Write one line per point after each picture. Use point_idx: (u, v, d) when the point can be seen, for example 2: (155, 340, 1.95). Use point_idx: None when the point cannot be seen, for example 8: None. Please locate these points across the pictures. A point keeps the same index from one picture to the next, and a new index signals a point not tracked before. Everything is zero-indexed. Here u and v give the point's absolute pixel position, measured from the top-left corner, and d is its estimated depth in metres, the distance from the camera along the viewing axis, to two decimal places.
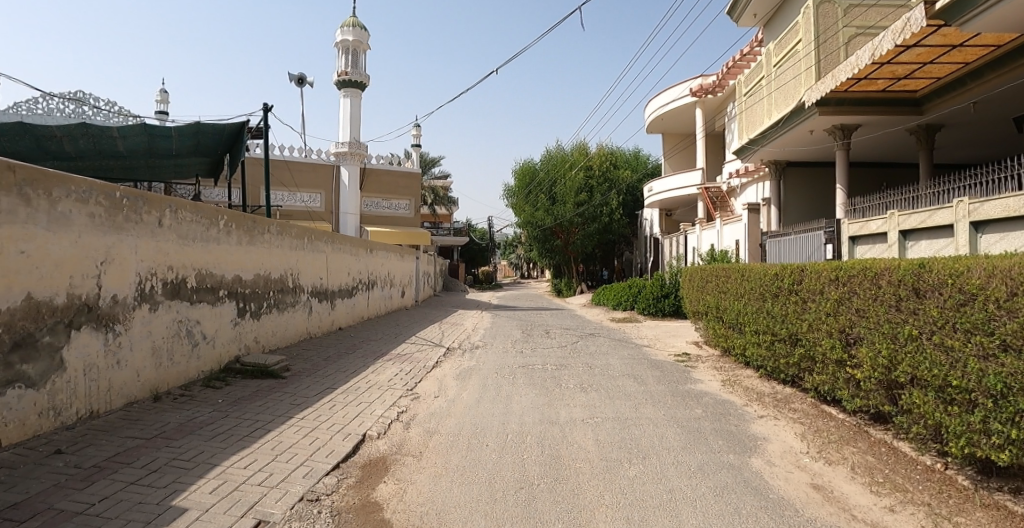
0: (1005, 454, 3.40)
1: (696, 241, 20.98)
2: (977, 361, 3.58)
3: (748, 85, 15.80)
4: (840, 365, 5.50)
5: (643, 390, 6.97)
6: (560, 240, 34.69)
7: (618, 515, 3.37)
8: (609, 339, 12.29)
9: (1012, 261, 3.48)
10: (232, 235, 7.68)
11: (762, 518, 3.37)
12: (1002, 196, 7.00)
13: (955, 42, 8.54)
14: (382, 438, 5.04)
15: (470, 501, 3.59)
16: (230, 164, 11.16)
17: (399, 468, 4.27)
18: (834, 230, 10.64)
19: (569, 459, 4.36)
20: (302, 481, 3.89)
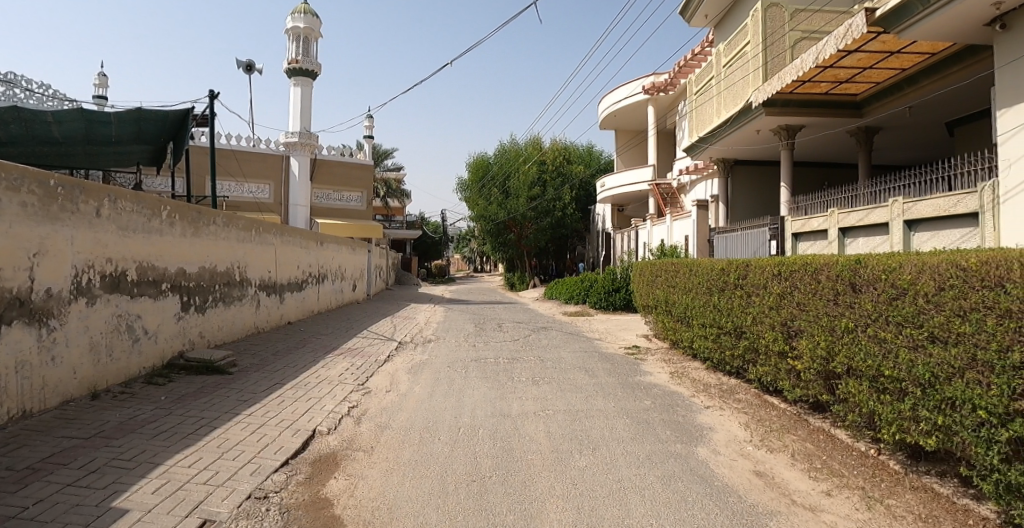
0: (932, 439, 3.59)
1: (647, 237, 21.37)
2: (908, 352, 3.77)
3: (699, 84, 16.15)
4: (782, 357, 5.71)
5: (594, 382, 7.06)
6: (513, 233, 34.70)
7: (569, 506, 3.40)
8: (561, 332, 12.45)
9: (939, 258, 3.64)
10: (175, 226, 7.41)
11: (707, 505, 3.48)
12: (933, 196, 7.51)
13: (893, 49, 8.96)
14: (332, 434, 4.95)
15: (422, 495, 3.57)
16: (174, 153, 10.75)
17: (350, 463, 4.20)
18: (778, 227, 11.04)
19: (521, 452, 4.38)
20: (249, 479, 3.78)
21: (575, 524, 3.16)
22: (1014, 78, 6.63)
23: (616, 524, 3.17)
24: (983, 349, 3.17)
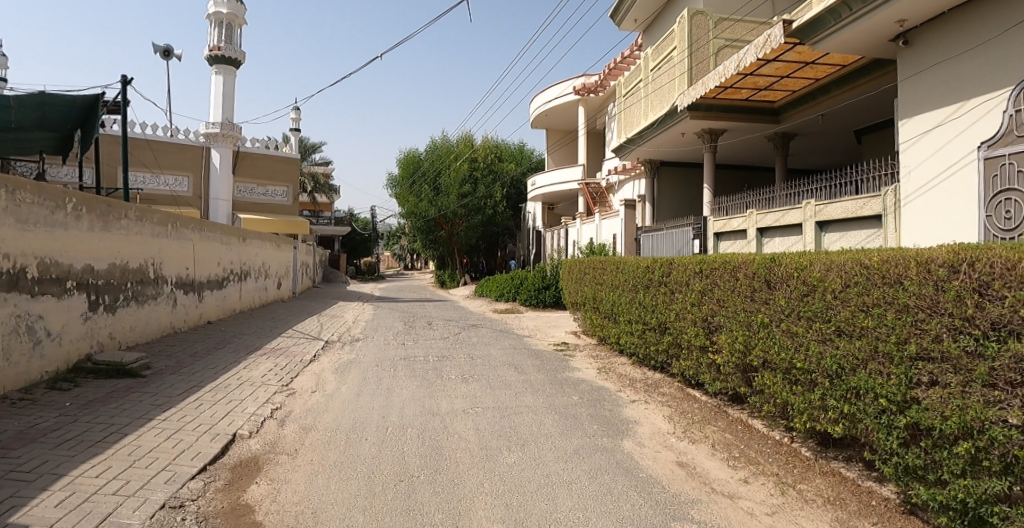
0: (839, 427, 3.84)
1: (577, 235, 21.75)
2: (818, 344, 4.02)
3: (627, 87, 16.58)
4: (703, 351, 5.96)
5: (522, 379, 7.13)
6: (444, 231, 34.43)
7: (497, 502, 3.42)
8: (490, 330, 12.50)
9: (845, 256, 3.89)
10: (82, 220, 6.93)
11: (631, 495, 3.59)
12: (842, 199, 8.23)
13: (808, 60, 9.52)
14: (254, 437, 4.76)
15: (348, 497, 3.49)
16: (82, 141, 10.03)
17: (272, 467, 4.06)
18: (701, 227, 11.56)
19: (449, 450, 4.37)
20: (164, 487, 3.58)
21: (502, 521, 3.18)
22: (915, 91, 7.20)
23: (544, 519, 3.21)
24: (884, 341, 3.41)
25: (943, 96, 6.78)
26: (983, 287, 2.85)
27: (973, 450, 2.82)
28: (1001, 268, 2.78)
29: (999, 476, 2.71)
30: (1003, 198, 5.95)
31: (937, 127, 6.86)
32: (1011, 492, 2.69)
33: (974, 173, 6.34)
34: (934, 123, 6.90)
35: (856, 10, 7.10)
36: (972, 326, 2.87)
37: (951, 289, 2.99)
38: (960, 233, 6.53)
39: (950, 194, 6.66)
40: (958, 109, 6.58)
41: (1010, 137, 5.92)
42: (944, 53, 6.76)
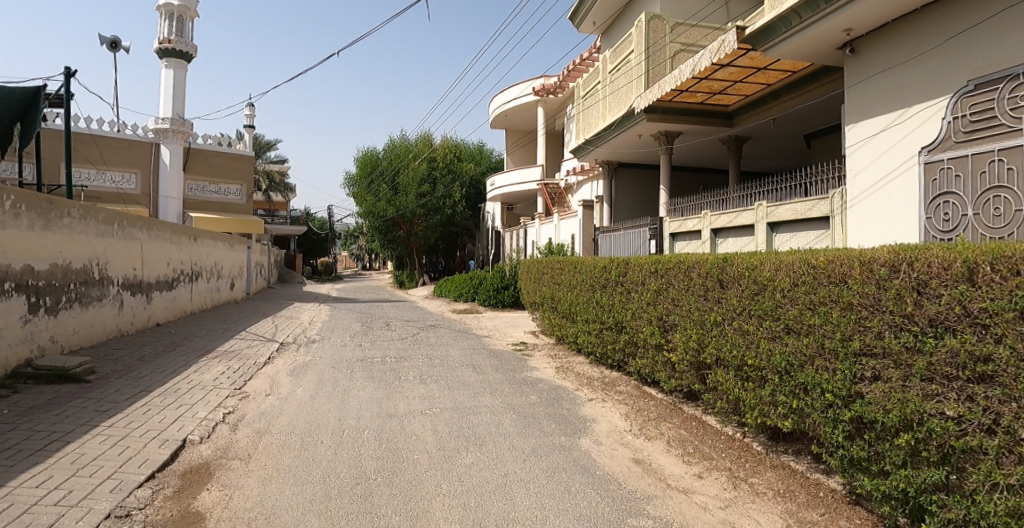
0: (788, 421, 3.96)
1: (535, 235, 21.80)
2: (768, 342, 4.14)
3: (586, 88, 16.74)
4: (659, 349, 6.07)
5: (481, 379, 7.13)
6: (402, 231, 33.68)
7: (455, 503, 3.41)
8: (448, 330, 12.44)
9: (793, 257, 4.02)
10: (21, 218, 6.61)
11: (588, 493, 3.62)
12: (792, 201, 8.51)
13: (760, 65, 9.80)
14: (205, 442, 4.63)
15: (304, 502, 3.43)
16: (22, 136, 9.55)
17: (224, 473, 3.95)
18: (657, 227, 11.84)
19: (406, 452, 4.33)
20: (109, 496, 3.44)
21: (460, 522, 3.17)
22: (860, 98, 7.51)
23: (501, 519, 3.21)
24: (829, 338, 3.54)
25: (887, 103, 7.09)
26: (921, 286, 2.98)
27: (914, 442, 2.94)
28: (938, 267, 2.91)
29: (937, 466, 2.84)
30: (940, 201, 6.43)
31: (881, 132, 7.16)
32: (948, 480, 2.81)
33: (916, 177, 6.72)
34: (878, 129, 7.22)
35: (805, 18, 7.39)
36: (912, 323, 3.00)
37: (892, 288, 3.12)
38: (904, 235, 6.88)
39: (894, 197, 7.00)
40: (901, 115, 6.90)
41: (947, 144, 6.36)
42: (889, 61, 7.05)
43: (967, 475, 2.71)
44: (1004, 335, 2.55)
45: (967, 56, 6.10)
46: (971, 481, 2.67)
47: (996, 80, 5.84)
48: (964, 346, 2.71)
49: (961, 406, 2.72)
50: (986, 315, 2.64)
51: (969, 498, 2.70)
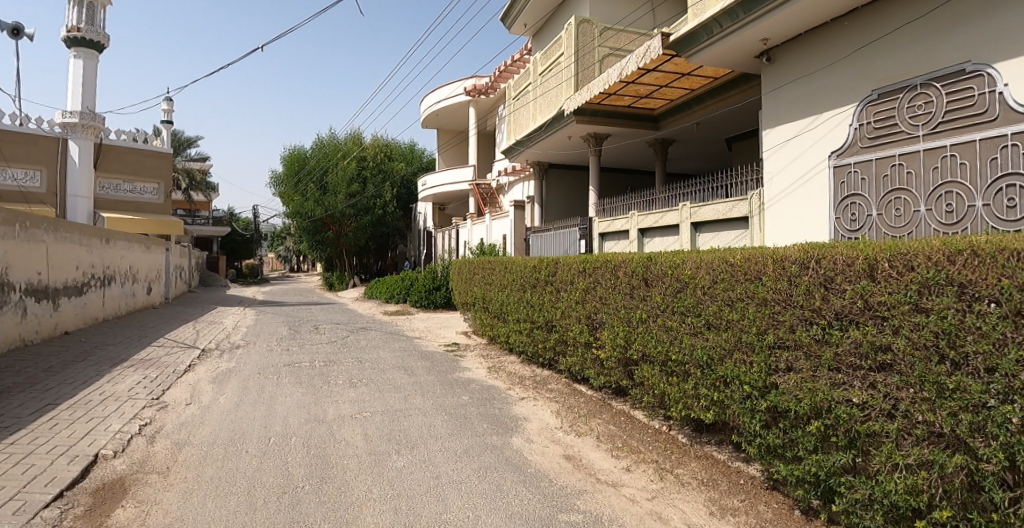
0: (710, 413, 4.13)
1: (467, 235, 21.61)
2: (690, 337, 4.30)
3: (518, 89, 16.84)
4: (588, 347, 6.20)
5: (412, 381, 7.09)
6: (331, 232, 32.41)
7: (385, 507, 3.38)
8: (379, 332, 12.25)
9: (711, 256, 4.18)
10: None
11: (520, 491, 3.66)
12: (714, 202, 8.87)
13: (685, 71, 10.13)
14: (119, 457, 4.38)
15: (227, 514, 3.31)
16: None
17: (140, 488, 3.75)
18: (587, 227, 12.16)
19: (335, 457, 4.25)
20: (11, 519, 3.21)
21: (391, 525, 3.15)
22: (776, 103, 7.89)
23: (432, 520, 3.21)
24: (746, 332, 3.72)
25: (801, 109, 7.49)
26: (828, 282, 3.17)
27: (824, 428, 3.13)
28: (843, 264, 3.10)
29: (845, 450, 3.03)
30: (848, 202, 6.88)
31: (795, 137, 7.58)
32: (854, 463, 3.01)
33: (826, 180, 7.15)
34: (793, 134, 7.61)
35: (725, 26, 7.64)
36: (820, 317, 3.19)
37: (802, 284, 3.31)
38: (816, 233, 7.31)
39: (807, 198, 7.42)
40: (813, 121, 7.31)
41: (854, 148, 6.81)
42: (802, 70, 7.45)
43: (871, 457, 2.91)
44: (901, 326, 2.75)
45: (871, 67, 6.55)
46: (874, 462, 2.86)
47: (897, 90, 6.30)
48: (866, 337, 2.91)
49: (865, 393, 2.92)
50: (884, 308, 2.84)
51: (873, 479, 2.90)
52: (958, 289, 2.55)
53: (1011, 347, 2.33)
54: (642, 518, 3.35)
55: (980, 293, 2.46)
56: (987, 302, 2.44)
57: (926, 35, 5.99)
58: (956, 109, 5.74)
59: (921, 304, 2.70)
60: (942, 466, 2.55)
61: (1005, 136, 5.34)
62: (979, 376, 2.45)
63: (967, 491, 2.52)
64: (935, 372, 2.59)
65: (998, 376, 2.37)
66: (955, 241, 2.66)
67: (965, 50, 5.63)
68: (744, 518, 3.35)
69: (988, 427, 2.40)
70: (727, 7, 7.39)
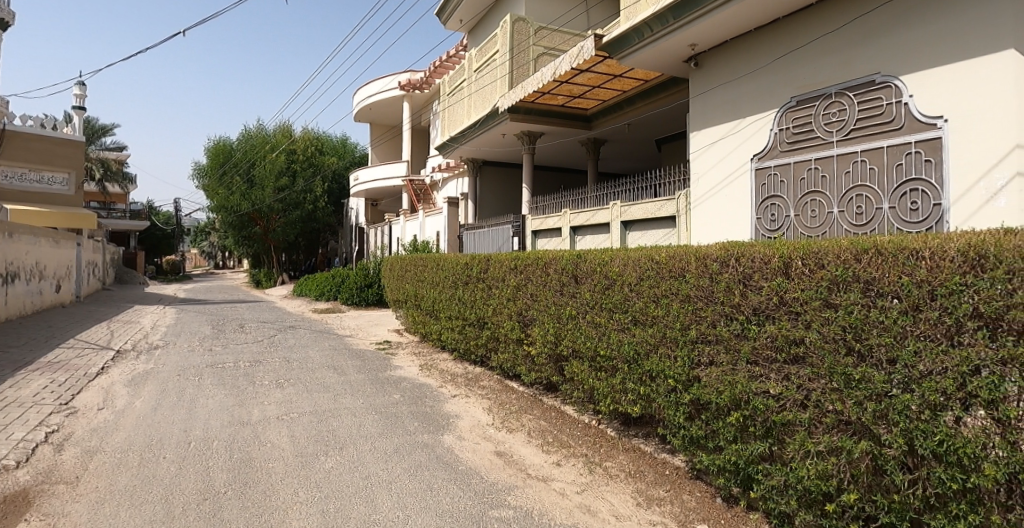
0: (637, 407, 4.25)
1: (399, 232, 21.07)
2: (618, 333, 4.40)
3: (451, 85, 16.62)
4: (519, 344, 6.26)
5: (341, 380, 6.97)
6: (259, 227, 30.78)
7: (313, 510, 3.31)
8: (308, 331, 11.93)
9: (638, 254, 4.29)
10: None
11: (451, 488, 3.67)
12: (642, 202, 9.15)
13: (616, 72, 10.32)
14: (22, 467, 4.08)
15: (142, 524, 3.15)
16: None
17: (46, 500, 3.51)
18: (520, 224, 12.31)
19: (260, 461, 4.12)
20: None
21: None
22: (701, 107, 8.17)
23: (361, 522, 3.18)
24: (670, 328, 3.84)
25: (725, 112, 7.77)
26: (746, 279, 3.31)
27: (743, 419, 3.27)
28: (759, 262, 3.25)
29: (761, 439, 3.19)
30: (768, 203, 7.21)
31: (719, 140, 7.86)
32: (770, 451, 3.16)
33: (748, 182, 7.44)
34: (718, 137, 7.89)
35: (655, 30, 7.80)
36: (739, 312, 3.33)
37: (722, 281, 3.44)
38: (738, 232, 7.63)
39: (730, 199, 7.71)
40: (737, 125, 7.60)
41: (774, 152, 7.13)
42: (727, 76, 7.74)
43: (785, 446, 3.06)
44: (813, 321, 2.90)
45: (791, 75, 6.88)
46: (788, 450, 3.01)
47: (814, 98, 6.64)
48: (781, 331, 3.06)
49: (779, 385, 3.07)
50: (798, 303, 2.99)
51: (788, 466, 3.05)
52: (863, 286, 2.72)
53: (910, 339, 2.51)
54: (571, 512, 3.43)
55: (884, 290, 2.63)
56: (889, 298, 2.61)
57: (842, 46, 6.33)
58: (866, 117, 6.12)
59: (830, 300, 2.86)
60: (849, 452, 2.72)
61: (910, 144, 5.74)
62: (882, 367, 2.63)
63: (871, 474, 2.70)
64: (843, 364, 2.76)
65: (898, 366, 2.55)
66: (861, 241, 2.83)
67: (876, 62, 6.00)
68: (669, 508, 3.49)
69: (889, 414, 2.58)
70: (658, 12, 7.54)
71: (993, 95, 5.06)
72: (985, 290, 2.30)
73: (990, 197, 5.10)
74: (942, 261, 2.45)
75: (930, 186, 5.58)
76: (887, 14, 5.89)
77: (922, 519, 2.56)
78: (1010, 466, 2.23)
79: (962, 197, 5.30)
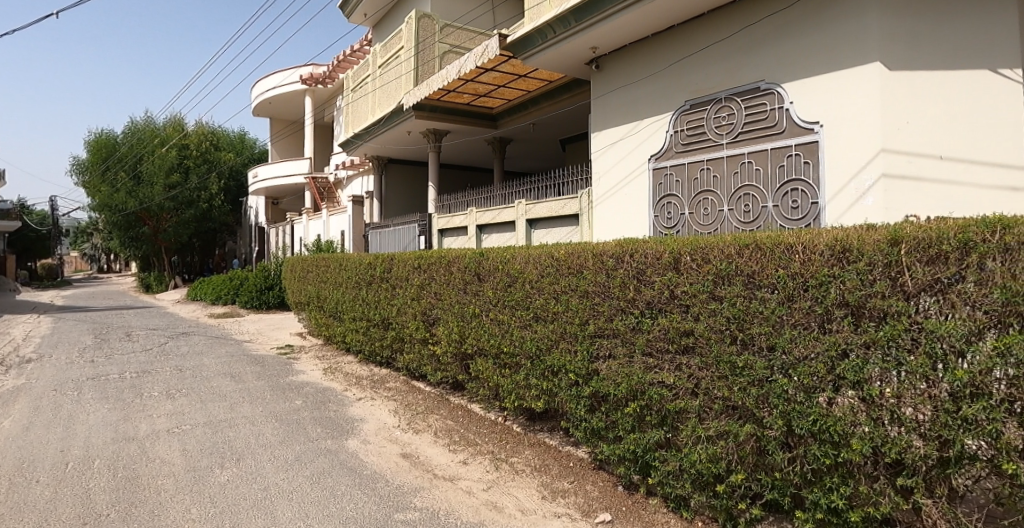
0: (540, 402, 4.33)
1: (303, 232, 20.45)
2: (520, 330, 4.46)
3: (355, 81, 16.02)
4: (425, 343, 6.23)
5: (239, 387, 6.68)
6: (148, 227, 27.79)
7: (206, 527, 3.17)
8: (204, 338, 11.27)
9: (539, 251, 4.36)
10: None
11: (354, 494, 3.63)
12: (547, 200, 9.24)
13: (521, 72, 10.42)
14: None
15: None
16: None
17: None
18: (427, 223, 12.24)
19: (147, 479, 3.88)
20: None
21: None
22: (603, 109, 8.40)
23: None
24: (571, 323, 3.93)
25: (626, 114, 8.03)
26: (640, 274, 3.46)
27: (640, 409, 3.41)
28: (652, 258, 3.40)
29: (657, 427, 3.34)
30: (665, 201, 7.50)
31: (621, 140, 8.11)
32: (667, 438, 3.32)
33: (647, 181, 7.73)
34: (620, 137, 8.13)
35: (559, 32, 7.89)
36: (634, 306, 3.47)
37: (618, 277, 3.57)
38: (637, 230, 7.88)
39: (630, 198, 7.98)
40: (637, 126, 7.88)
41: (670, 153, 7.45)
42: (626, 79, 7.99)
43: (679, 432, 3.23)
44: (700, 313, 3.10)
45: (685, 80, 7.20)
46: (682, 437, 3.18)
47: (705, 103, 6.98)
48: (672, 324, 3.23)
49: (672, 375, 3.23)
50: (688, 297, 3.17)
51: (682, 451, 3.22)
52: (745, 279, 2.93)
53: (787, 327, 2.74)
54: (478, 509, 3.48)
55: (763, 282, 2.86)
56: (767, 289, 2.84)
57: (730, 54, 6.70)
58: (752, 122, 6.51)
59: (716, 293, 3.06)
60: (736, 435, 2.92)
61: (791, 147, 6.18)
62: (763, 354, 2.85)
63: (756, 455, 2.90)
64: (728, 353, 2.96)
65: (776, 352, 2.78)
66: (742, 237, 3.03)
67: (761, 71, 6.41)
68: (574, 498, 3.62)
69: (771, 398, 2.80)
70: (561, 14, 7.64)
71: (863, 103, 5.54)
72: (850, 281, 2.57)
73: (860, 196, 5.56)
74: (813, 254, 2.69)
75: (808, 186, 6.02)
76: (771, 27, 6.29)
77: (800, 493, 2.80)
78: (874, 440, 2.49)
79: (836, 196, 5.75)
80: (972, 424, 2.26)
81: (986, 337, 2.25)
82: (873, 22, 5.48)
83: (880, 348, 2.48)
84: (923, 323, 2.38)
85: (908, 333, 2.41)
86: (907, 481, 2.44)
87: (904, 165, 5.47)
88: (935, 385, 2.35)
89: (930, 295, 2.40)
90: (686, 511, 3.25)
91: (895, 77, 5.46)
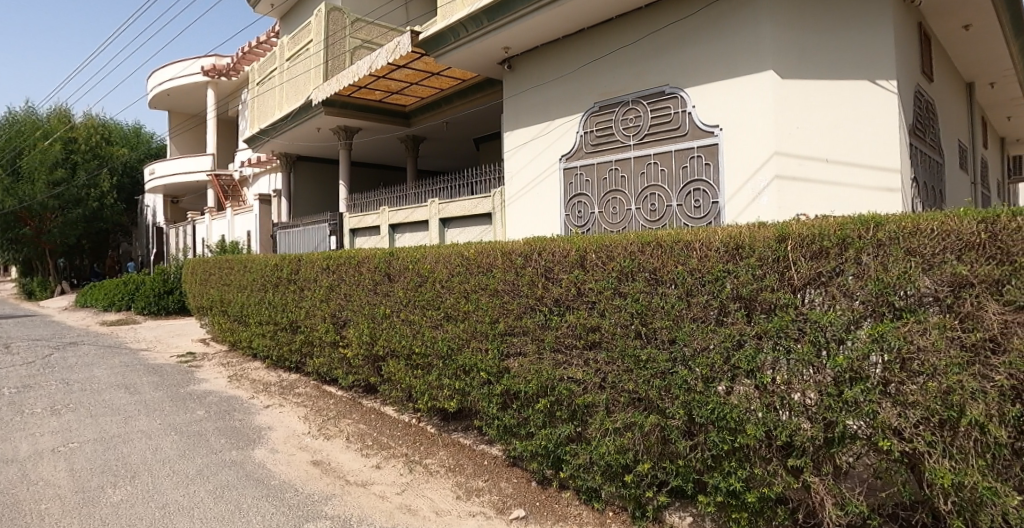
0: (453, 402, 4.33)
1: (206, 232, 19.45)
2: (431, 330, 4.46)
3: (261, 74, 15.32)
4: (335, 346, 6.09)
5: (135, 400, 6.29)
6: (29, 229, 25.30)
7: None
8: (94, 348, 10.44)
9: (449, 250, 4.37)
10: None
11: (261, 506, 3.52)
12: (460, 199, 9.30)
13: (433, 71, 10.36)
14: None
15: None
16: None
17: None
18: (338, 223, 12.00)
19: (28, 503, 3.59)
20: None
21: None
22: (516, 108, 8.45)
23: None
24: (481, 322, 3.96)
25: (539, 114, 8.12)
26: (549, 272, 3.54)
27: (551, 404, 3.50)
28: (559, 256, 3.49)
29: (568, 421, 3.44)
30: (576, 201, 7.66)
31: (533, 140, 8.20)
32: (576, 432, 3.42)
33: (557, 181, 7.87)
34: (532, 137, 8.22)
35: (472, 31, 7.86)
36: (543, 303, 3.54)
37: (527, 274, 3.63)
38: (548, 228, 8.05)
39: (542, 198, 8.10)
40: (547, 127, 8.01)
41: (580, 153, 7.61)
42: (539, 79, 8.08)
43: (589, 426, 3.33)
44: (606, 309, 3.21)
45: (594, 82, 7.37)
46: (591, 430, 3.28)
47: (614, 104, 7.19)
48: (579, 320, 3.33)
49: (581, 371, 3.33)
50: (594, 293, 3.28)
51: (591, 444, 3.32)
52: (648, 275, 3.06)
53: (686, 321, 2.89)
54: (391, 514, 3.47)
55: (664, 277, 2.99)
56: (669, 284, 2.98)
57: (636, 59, 6.92)
58: (657, 126, 6.77)
59: (620, 289, 3.18)
60: (642, 425, 3.04)
61: (693, 149, 6.46)
62: (665, 346, 2.98)
63: (660, 444, 3.04)
64: (633, 346, 3.08)
65: (677, 345, 2.92)
66: (644, 235, 3.18)
67: (665, 75, 6.66)
68: (489, 497, 3.67)
69: (673, 388, 2.94)
70: (473, 13, 7.61)
71: (760, 107, 5.87)
72: (743, 275, 2.73)
73: (756, 196, 5.91)
74: (710, 251, 2.86)
75: (709, 186, 6.31)
76: (674, 33, 6.55)
77: (702, 478, 2.96)
78: (766, 424, 2.66)
79: (735, 195, 6.09)
80: (853, 406, 2.46)
81: (863, 325, 2.46)
82: (766, 33, 5.82)
83: (771, 337, 2.65)
84: (808, 313, 2.57)
85: (795, 323, 2.60)
86: (797, 461, 2.63)
87: (796, 167, 5.85)
88: (820, 370, 2.55)
89: (815, 288, 2.58)
90: (597, 502, 3.36)
91: (790, 84, 5.85)
